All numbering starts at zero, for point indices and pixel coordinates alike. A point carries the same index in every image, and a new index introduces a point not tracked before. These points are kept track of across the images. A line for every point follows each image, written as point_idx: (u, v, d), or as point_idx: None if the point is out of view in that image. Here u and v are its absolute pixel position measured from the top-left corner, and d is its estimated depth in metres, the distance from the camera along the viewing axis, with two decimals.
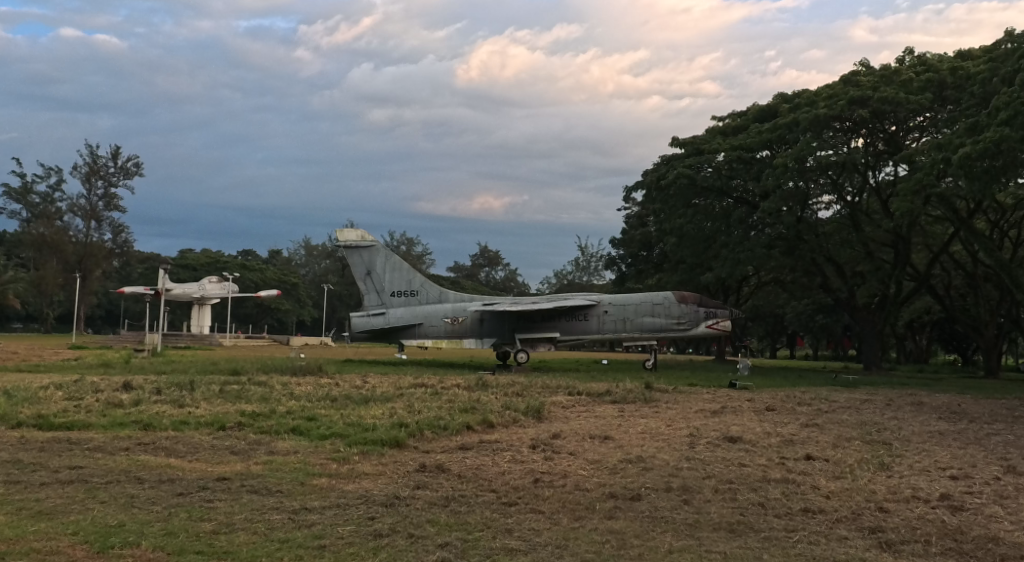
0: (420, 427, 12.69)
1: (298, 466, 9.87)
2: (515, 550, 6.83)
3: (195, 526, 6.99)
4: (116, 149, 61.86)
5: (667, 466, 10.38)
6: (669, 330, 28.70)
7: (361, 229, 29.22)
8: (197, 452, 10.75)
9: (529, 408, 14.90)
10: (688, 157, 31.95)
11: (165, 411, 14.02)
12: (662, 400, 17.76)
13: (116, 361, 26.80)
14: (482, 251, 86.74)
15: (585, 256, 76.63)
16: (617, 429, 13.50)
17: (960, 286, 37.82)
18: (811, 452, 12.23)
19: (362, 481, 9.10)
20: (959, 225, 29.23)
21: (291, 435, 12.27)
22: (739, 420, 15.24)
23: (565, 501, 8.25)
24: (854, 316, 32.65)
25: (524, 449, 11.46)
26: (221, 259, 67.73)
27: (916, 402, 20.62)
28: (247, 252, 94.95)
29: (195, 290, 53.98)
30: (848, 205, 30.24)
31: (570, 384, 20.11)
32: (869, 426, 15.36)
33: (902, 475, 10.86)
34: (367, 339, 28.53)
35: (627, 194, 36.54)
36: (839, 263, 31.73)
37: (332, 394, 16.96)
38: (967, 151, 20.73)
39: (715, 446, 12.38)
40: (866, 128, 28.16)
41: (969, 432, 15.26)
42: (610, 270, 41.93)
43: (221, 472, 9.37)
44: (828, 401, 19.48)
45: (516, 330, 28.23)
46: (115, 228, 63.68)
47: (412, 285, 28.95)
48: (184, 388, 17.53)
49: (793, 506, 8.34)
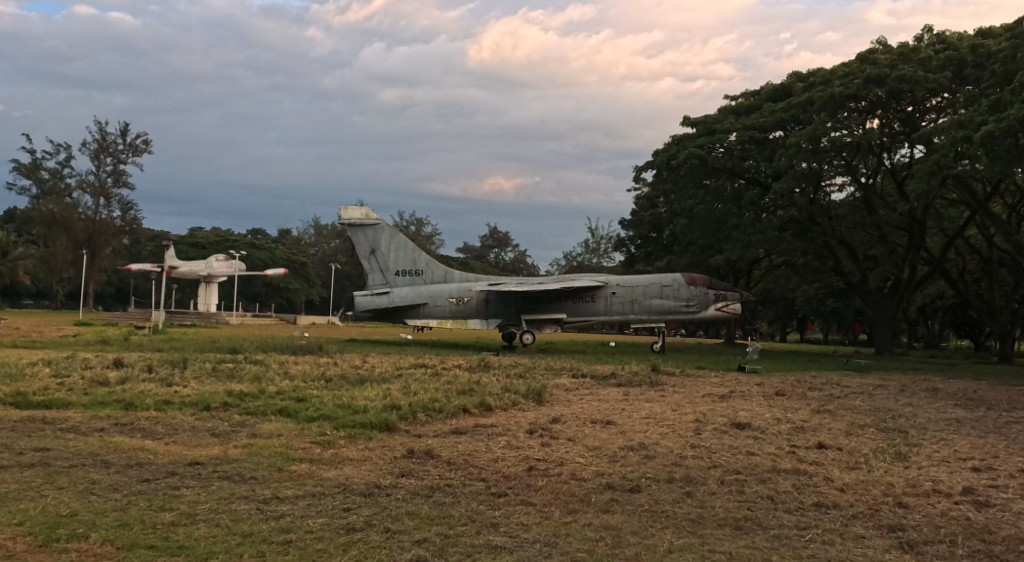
0: (414, 410, 12.12)
1: (279, 450, 9.31)
2: (500, 548, 6.26)
3: (152, 516, 6.44)
4: (124, 125, 61.36)
5: (670, 455, 9.80)
6: (677, 312, 28.04)
7: (366, 206, 28.60)
8: (174, 435, 10.19)
9: (530, 391, 14.32)
10: (700, 136, 31.13)
11: (150, 390, 13.46)
12: (668, 383, 17.21)
13: (116, 339, 26.30)
14: (492, 233, 86.34)
15: (595, 238, 76.12)
16: (619, 414, 12.94)
17: (974, 272, 37.10)
18: (823, 440, 11.64)
19: (345, 468, 8.53)
20: (975, 208, 28.53)
21: (279, 417, 11.73)
22: (747, 405, 14.70)
23: (559, 492, 7.64)
24: (865, 300, 31.96)
25: (520, 434, 10.90)
26: (230, 237, 67.26)
27: (931, 388, 20.01)
28: (257, 231, 95.00)
29: (202, 269, 53.30)
30: (862, 187, 29.51)
31: (575, 366, 19.55)
32: (883, 412, 14.79)
33: (921, 466, 10.28)
34: (371, 318, 27.99)
35: (637, 173, 35.77)
36: (852, 246, 30.98)
37: (329, 374, 16.45)
38: (990, 129, 19.97)
39: (721, 433, 11.74)
40: (882, 107, 27.37)
41: (987, 420, 14.70)
42: (619, 251, 41.32)
43: (196, 456, 8.78)
44: (839, 386, 18.92)
45: (522, 311, 27.59)
46: (124, 205, 63.31)
47: (417, 264, 28.36)
48: (178, 366, 17.00)
49: (805, 500, 7.74)
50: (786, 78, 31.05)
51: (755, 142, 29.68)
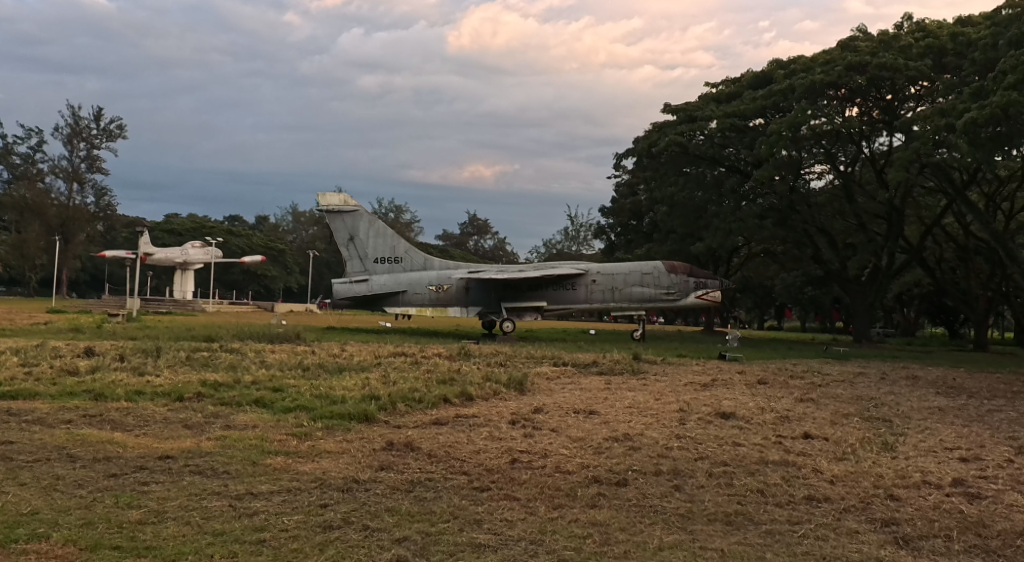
0: (393, 400, 11.85)
1: (254, 442, 9.02)
2: (483, 546, 6.03)
3: (119, 514, 6.16)
4: (98, 109, 60.44)
5: (656, 446, 9.58)
6: (658, 300, 27.86)
7: (344, 193, 28.15)
8: (145, 427, 9.86)
9: (511, 380, 14.09)
10: (681, 123, 30.91)
11: (121, 379, 13.12)
12: (650, 372, 17.03)
13: (88, 326, 25.83)
14: (471, 220, 85.99)
15: (575, 226, 75.98)
16: (602, 403, 12.72)
17: (951, 260, 37.16)
18: (809, 430, 11.45)
19: (322, 461, 8.26)
20: (954, 196, 28.50)
21: (254, 407, 11.43)
22: (731, 393, 14.52)
23: (544, 486, 7.40)
24: (844, 288, 31.93)
25: (502, 425, 10.64)
26: (207, 224, 66.51)
27: (912, 376, 19.96)
28: (233, 218, 94.29)
29: (177, 256, 52.64)
30: (842, 175, 29.42)
31: (555, 354, 19.32)
32: (866, 401, 14.66)
33: (908, 456, 10.12)
34: (349, 306, 27.63)
35: (618, 160, 35.55)
36: (831, 234, 30.90)
37: (306, 362, 16.14)
38: (973, 116, 19.85)
39: (706, 423, 11.55)
40: (862, 95, 27.25)
41: (970, 408, 14.59)
42: (599, 239, 41.13)
43: (167, 449, 8.47)
44: (821, 374, 18.83)
45: (502, 299, 27.33)
46: (97, 191, 62.47)
47: (396, 252, 27.99)
48: (150, 355, 16.63)
49: (795, 494, 7.53)
50: (767, 65, 30.86)
51: (736, 130, 29.51)
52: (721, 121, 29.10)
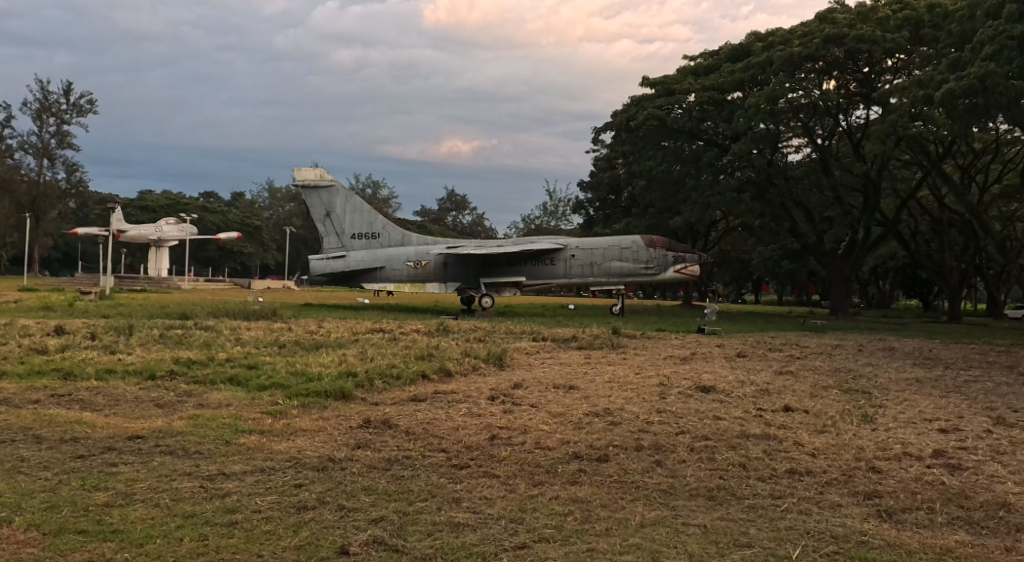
0: (370, 376, 11.69)
1: (228, 421, 8.84)
2: (462, 525, 5.90)
3: (84, 497, 6.02)
4: (67, 84, 59.48)
5: (636, 420, 9.48)
6: (637, 275, 27.79)
7: (320, 167, 27.78)
8: (116, 406, 9.65)
9: (491, 355, 13.97)
10: (659, 97, 30.67)
11: (91, 358, 12.90)
12: (630, 346, 16.95)
13: (60, 304, 25.47)
14: (449, 195, 85.60)
15: (553, 201, 75.81)
16: (582, 378, 12.63)
17: (925, 233, 37.31)
18: (789, 402, 11.40)
19: (297, 440, 8.11)
20: (929, 168, 28.50)
21: (228, 385, 11.24)
22: (710, 367, 14.51)
23: (523, 463, 7.28)
24: (821, 261, 31.98)
25: (481, 401, 10.51)
26: (181, 200, 65.79)
27: (888, 347, 20.05)
28: (208, 195, 93.43)
29: (152, 233, 52.04)
30: (819, 148, 29.37)
31: (534, 329, 19.22)
32: (844, 373, 14.67)
33: (888, 428, 10.07)
34: (326, 282, 27.38)
35: (596, 135, 35.35)
36: (808, 208, 30.87)
37: (282, 339, 15.93)
38: (951, 88, 19.75)
39: (686, 397, 11.48)
40: (839, 68, 27.14)
41: (947, 379, 14.64)
42: (578, 214, 41.00)
43: (138, 429, 8.27)
44: (799, 347, 18.85)
45: (481, 274, 27.16)
46: (68, 167, 61.60)
47: (374, 227, 27.73)
48: (123, 332, 16.39)
49: (777, 467, 7.45)
50: (745, 38, 30.67)
51: (714, 103, 29.41)
52: (699, 95, 28.95)
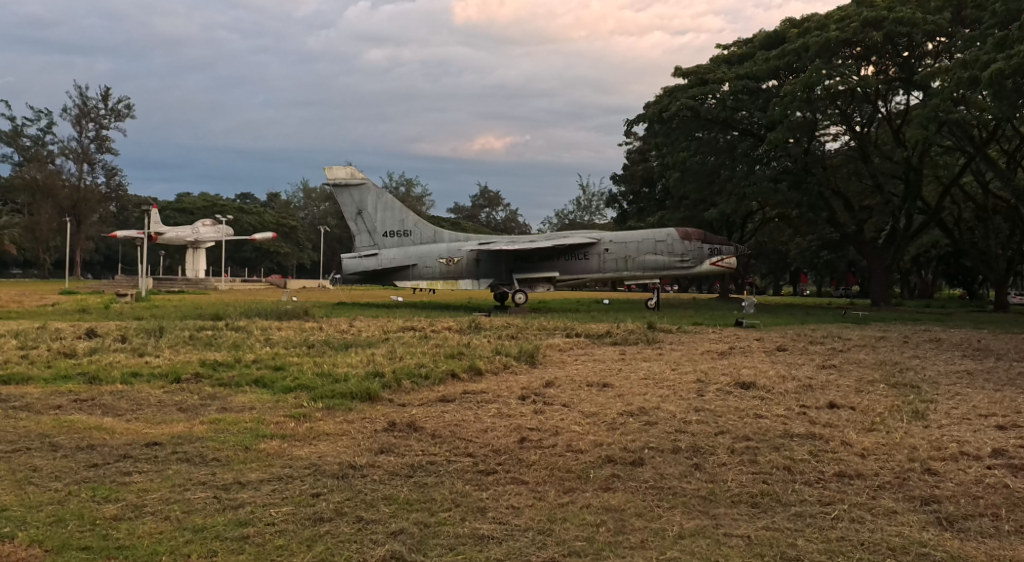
0: (398, 376, 11.37)
1: (249, 425, 8.55)
2: (486, 538, 5.60)
3: (93, 509, 5.80)
4: (104, 89, 60.02)
5: (673, 420, 9.06)
6: (672, 268, 27.30)
7: (350, 165, 27.45)
8: (137, 411, 9.39)
9: (522, 353, 13.60)
10: (692, 86, 30.00)
11: (118, 361, 12.70)
12: (665, 341, 16.51)
13: (94, 306, 25.42)
14: (482, 192, 85.32)
15: (587, 196, 75.22)
16: (616, 375, 12.24)
17: (968, 221, 36.34)
18: (833, 399, 10.92)
19: (319, 445, 7.79)
20: (973, 154, 27.66)
21: (253, 387, 10.98)
22: (749, 362, 14.03)
23: (554, 468, 6.91)
24: (861, 251, 31.21)
25: (512, 401, 10.15)
26: (218, 202, 66.07)
27: (934, 339, 19.36)
28: (244, 195, 93.91)
29: (188, 234, 52.27)
30: (857, 136, 28.63)
31: (569, 325, 18.82)
32: (890, 366, 14.13)
33: (941, 425, 9.57)
34: (359, 281, 27.17)
35: (629, 127, 34.77)
36: (847, 196, 30.09)
37: (311, 339, 15.63)
38: (999, 68, 19.05)
39: (725, 393, 11.05)
40: (877, 53, 26.41)
41: (999, 371, 14.04)
42: (611, 208, 40.47)
43: (156, 435, 7.98)
44: (841, 339, 18.25)
45: (513, 270, 26.80)
46: (107, 171, 62.11)
47: (405, 225, 27.42)
48: (152, 334, 16.21)
49: (826, 470, 7.01)
50: (779, 25, 29.99)
51: (748, 92, 28.73)
52: (734, 84, 28.26)
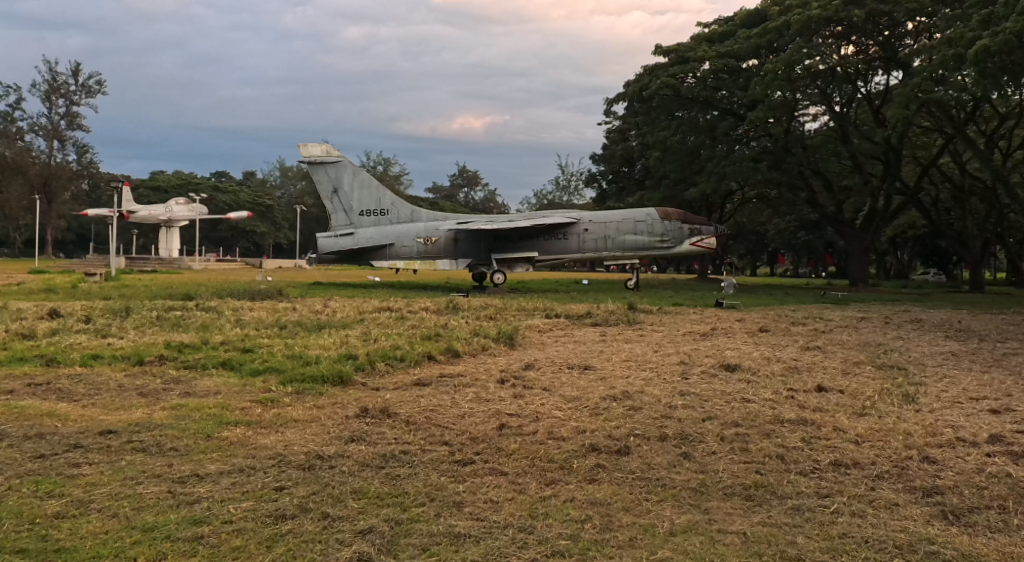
0: (372, 358, 10.95)
1: (213, 412, 8.09)
2: (463, 536, 5.25)
3: (34, 506, 5.41)
4: (74, 64, 58.88)
5: (658, 405, 8.68)
6: (652, 248, 26.96)
7: (326, 143, 26.82)
8: (95, 396, 8.89)
9: (501, 334, 13.19)
10: (673, 64, 29.49)
11: (79, 342, 12.15)
12: (646, 322, 16.17)
13: (62, 285, 24.74)
14: (461, 171, 84.70)
15: (566, 176, 74.72)
16: (597, 357, 11.87)
17: (946, 202, 36.21)
18: (821, 382, 10.59)
19: (286, 433, 7.36)
20: (952, 134, 27.43)
21: (220, 370, 10.51)
22: (732, 343, 13.70)
23: (534, 457, 6.51)
24: (840, 231, 30.92)
25: (490, 385, 9.75)
26: (192, 180, 65.06)
27: (915, 319, 19.15)
28: (219, 173, 92.80)
29: (161, 213, 51.38)
30: (837, 116, 28.30)
31: (548, 306, 18.43)
32: (874, 348, 13.84)
33: (932, 409, 9.24)
34: (336, 260, 26.62)
35: (609, 105, 34.27)
36: (827, 177, 29.78)
37: (283, 321, 15.12)
38: (985, 45, 18.73)
39: (710, 376, 10.72)
40: (859, 32, 26.04)
41: (984, 352, 13.80)
42: (591, 187, 40.03)
43: (111, 422, 7.48)
44: (823, 320, 18.01)
45: (492, 250, 26.37)
46: (78, 148, 61.05)
47: (382, 204, 26.86)
48: (119, 315, 15.66)
49: (820, 459, 6.66)
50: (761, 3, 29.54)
51: (729, 71, 28.28)
52: (714, 62, 27.81)
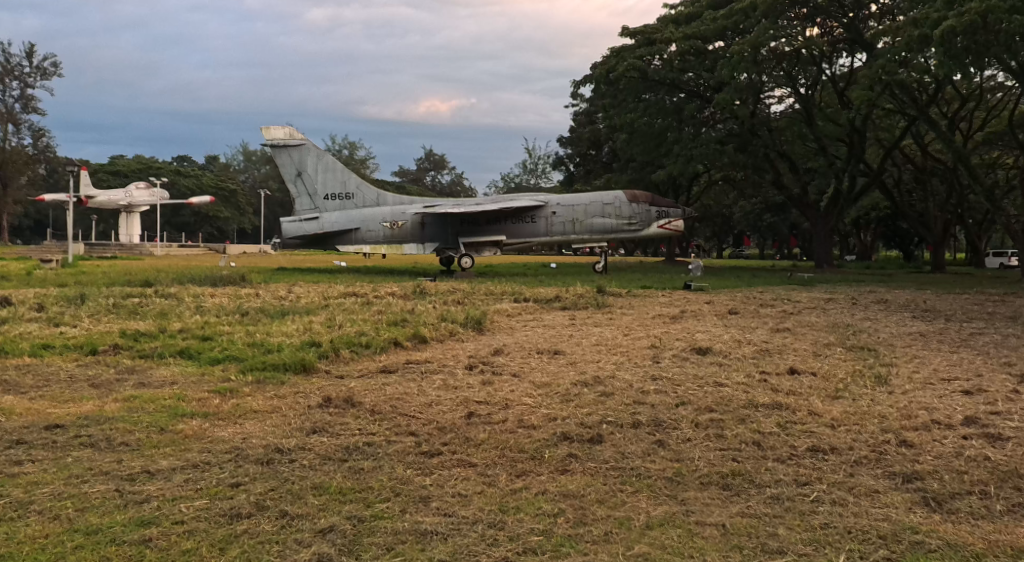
0: (336, 345, 10.67)
1: (168, 403, 7.76)
2: (429, 534, 5.05)
3: None
4: (29, 47, 57.53)
5: (629, 390, 8.49)
6: (620, 230, 26.80)
7: (289, 126, 26.33)
8: (43, 388, 8.53)
9: (468, 318, 12.94)
10: (639, 46, 29.21)
11: (30, 332, 11.72)
12: (616, 304, 15.99)
13: (16, 273, 24.08)
14: (427, 155, 84.14)
15: (533, 159, 74.33)
16: (567, 341, 11.65)
17: (908, 183, 36.38)
18: (793, 364, 10.43)
19: (245, 424, 7.07)
20: (915, 116, 27.46)
21: (178, 359, 10.17)
22: (703, 326, 13.55)
23: (504, 447, 6.28)
24: (805, 212, 30.86)
25: (458, 371, 9.51)
26: (153, 164, 63.97)
27: (881, 300, 19.16)
28: (182, 158, 91.65)
29: (122, 198, 50.42)
30: (802, 98, 28.23)
31: (517, 289, 18.19)
32: (843, 329, 13.75)
33: (906, 390, 9.10)
34: (300, 245, 26.17)
35: (575, 88, 33.99)
36: (792, 159, 29.73)
37: (245, 307, 14.76)
38: (950, 25, 18.66)
39: (682, 360, 10.56)
40: (824, 13, 25.88)
41: (952, 332, 13.76)
42: (558, 170, 39.76)
43: (58, 416, 7.14)
44: (791, 301, 17.96)
45: (460, 234, 26.06)
46: (35, 132, 59.79)
47: (347, 187, 26.43)
48: (74, 302, 15.24)
49: (797, 445, 6.48)
50: None
51: (695, 53, 28.07)
52: (681, 44, 27.57)
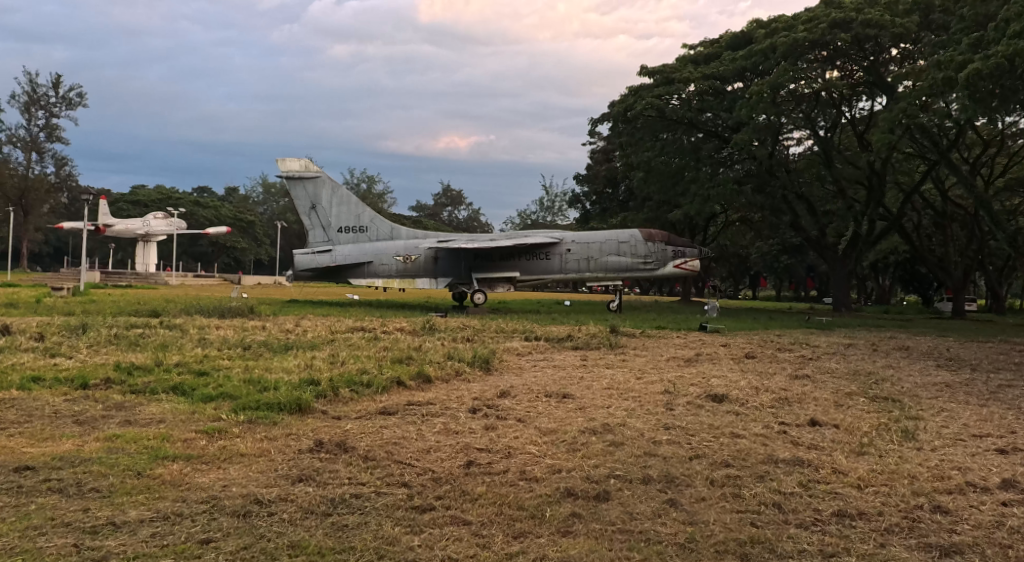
0: (336, 383, 10.19)
1: (151, 444, 7.32)
2: None
3: None
4: (55, 76, 57.98)
5: (640, 440, 7.98)
6: (635, 269, 26.30)
7: (304, 157, 26.14)
8: (24, 424, 8.09)
9: (476, 358, 12.45)
10: (657, 84, 28.86)
11: (22, 363, 11.30)
12: (630, 346, 15.48)
13: (26, 301, 23.78)
14: (444, 190, 84.06)
15: (550, 197, 74.04)
16: (577, 385, 11.14)
17: (928, 228, 35.79)
18: (813, 415, 9.88)
19: (229, 469, 6.61)
20: (936, 160, 26.99)
21: (170, 395, 9.73)
22: (719, 370, 13.01)
23: (505, 502, 5.83)
24: (822, 254, 30.31)
25: (460, 415, 9.00)
26: (173, 194, 64.05)
27: (903, 347, 18.56)
28: (202, 190, 92.09)
29: (139, 227, 50.31)
30: (821, 140, 27.80)
31: (529, 328, 17.68)
32: (865, 377, 13.17)
33: (934, 447, 8.54)
34: (312, 277, 25.79)
35: (593, 125, 33.65)
36: (811, 201, 29.23)
37: (249, 341, 14.33)
38: (976, 68, 18.19)
39: (696, 408, 10.01)
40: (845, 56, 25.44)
41: (979, 383, 13.15)
42: (574, 207, 39.32)
43: (32, 456, 6.71)
44: (810, 346, 17.38)
45: (473, 269, 25.66)
46: (57, 161, 60.06)
47: (361, 220, 26.09)
48: (75, 333, 14.83)
49: (822, 507, 5.98)
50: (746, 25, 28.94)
51: (714, 93, 27.71)
52: (699, 84, 27.20)
